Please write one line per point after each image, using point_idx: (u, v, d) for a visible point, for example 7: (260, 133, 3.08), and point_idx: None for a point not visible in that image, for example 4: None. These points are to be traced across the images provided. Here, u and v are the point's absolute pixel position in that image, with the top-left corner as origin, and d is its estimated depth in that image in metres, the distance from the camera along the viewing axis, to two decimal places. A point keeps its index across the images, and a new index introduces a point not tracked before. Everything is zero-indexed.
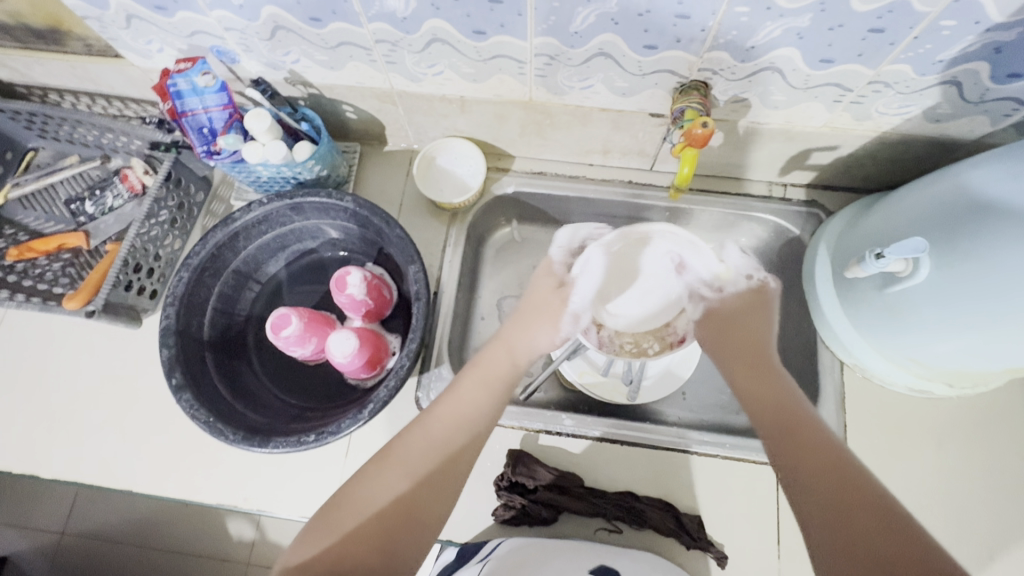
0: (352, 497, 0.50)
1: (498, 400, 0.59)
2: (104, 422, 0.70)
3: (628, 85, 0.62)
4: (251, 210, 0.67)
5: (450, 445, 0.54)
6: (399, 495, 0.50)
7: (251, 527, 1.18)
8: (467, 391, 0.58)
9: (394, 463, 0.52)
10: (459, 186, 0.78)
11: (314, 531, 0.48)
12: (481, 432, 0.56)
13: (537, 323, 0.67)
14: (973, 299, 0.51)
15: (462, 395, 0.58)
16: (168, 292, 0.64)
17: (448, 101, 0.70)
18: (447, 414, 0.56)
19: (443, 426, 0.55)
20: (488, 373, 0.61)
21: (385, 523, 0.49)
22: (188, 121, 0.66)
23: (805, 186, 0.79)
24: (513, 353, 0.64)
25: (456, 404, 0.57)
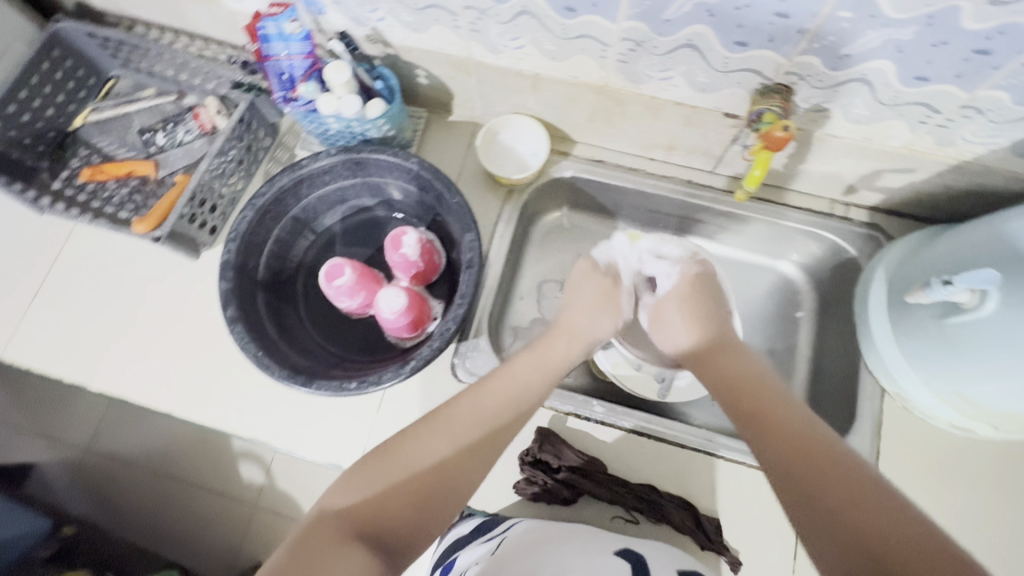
0: (400, 451, 0.52)
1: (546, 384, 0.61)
2: (154, 345, 0.73)
3: (709, 80, 0.61)
4: (318, 159, 0.69)
5: (499, 418, 0.56)
6: (442, 457, 0.52)
7: (261, 471, 1.20)
8: (521, 372, 0.60)
9: (440, 426, 0.54)
10: (519, 164, 0.79)
11: (361, 477, 0.50)
12: (527, 412, 0.58)
13: (601, 311, 0.72)
14: None
15: (517, 374, 0.60)
16: (231, 229, 0.66)
17: (523, 77, 0.70)
18: (500, 391, 0.58)
19: (493, 401, 0.57)
20: (543, 359, 0.63)
21: (426, 479, 0.50)
22: (271, 65, 0.68)
23: (869, 208, 0.77)
24: (573, 336, 0.68)
25: (512, 384, 0.59)
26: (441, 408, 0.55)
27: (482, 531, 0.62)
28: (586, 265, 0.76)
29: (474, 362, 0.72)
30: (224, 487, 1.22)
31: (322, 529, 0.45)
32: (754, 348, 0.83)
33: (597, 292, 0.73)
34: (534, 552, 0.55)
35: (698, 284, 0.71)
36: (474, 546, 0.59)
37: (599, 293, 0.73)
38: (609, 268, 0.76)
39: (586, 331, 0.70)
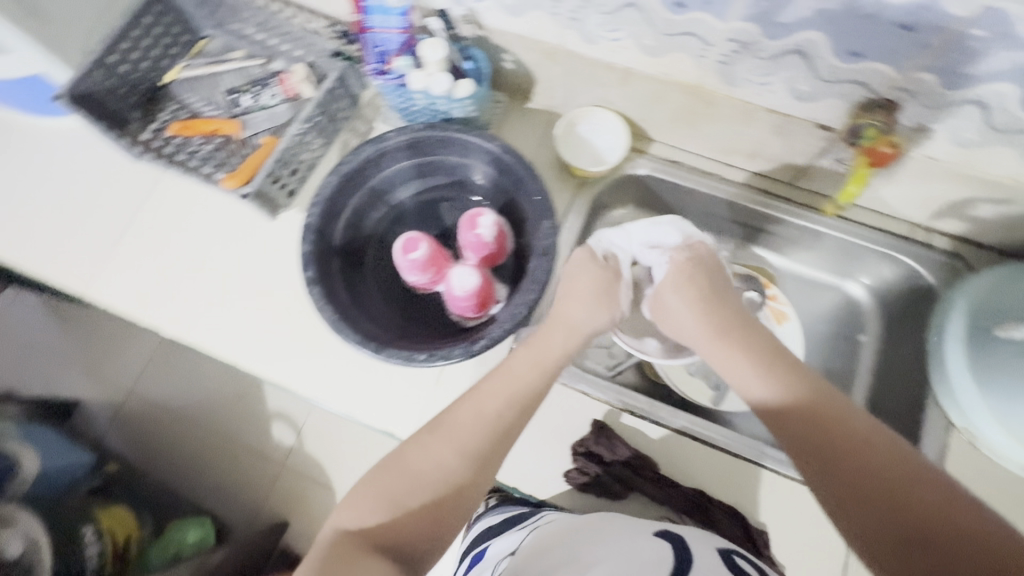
0: (404, 464, 0.50)
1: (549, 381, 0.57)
2: (227, 298, 0.76)
3: (810, 90, 0.60)
4: (404, 133, 0.70)
5: (498, 419, 0.53)
6: (449, 468, 0.50)
7: (292, 435, 1.25)
8: (518, 368, 0.57)
9: (441, 436, 0.52)
10: (595, 157, 0.79)
11: (366, 493, 0.49)
12: (529, 406, 0.55)
13: (596, 304, 0.64)
14: None
15: (513, 369, 0.57)
16: (317, 193, 0.68)
17: (613, 70, 0.70)
18: (499, 391, 0.55)
19: (494, 402, 0.54)
20: (540, 353, 0.59)
21: (438, 488, 0.49)
22: (368, 37, 0.69)
23: (951, 236, 0.75)
24: (572, 332, 0.62)
25: (513, 381, 0.56)
26: (441, 415, 0.53)
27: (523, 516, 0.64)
28: (581, 252, 0.68)
29: None
30: (254, 444, 1.26)
31: (350, 549, 0.45)
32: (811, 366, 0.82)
33: (593, 285, 0.65)
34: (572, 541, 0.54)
35: (690, 283, 0.63)
36: (516, 530, 0.60)
37: (598, 288, 0.65)
38: (607, 260, 0.68)
39: (574, 319, 0.63)
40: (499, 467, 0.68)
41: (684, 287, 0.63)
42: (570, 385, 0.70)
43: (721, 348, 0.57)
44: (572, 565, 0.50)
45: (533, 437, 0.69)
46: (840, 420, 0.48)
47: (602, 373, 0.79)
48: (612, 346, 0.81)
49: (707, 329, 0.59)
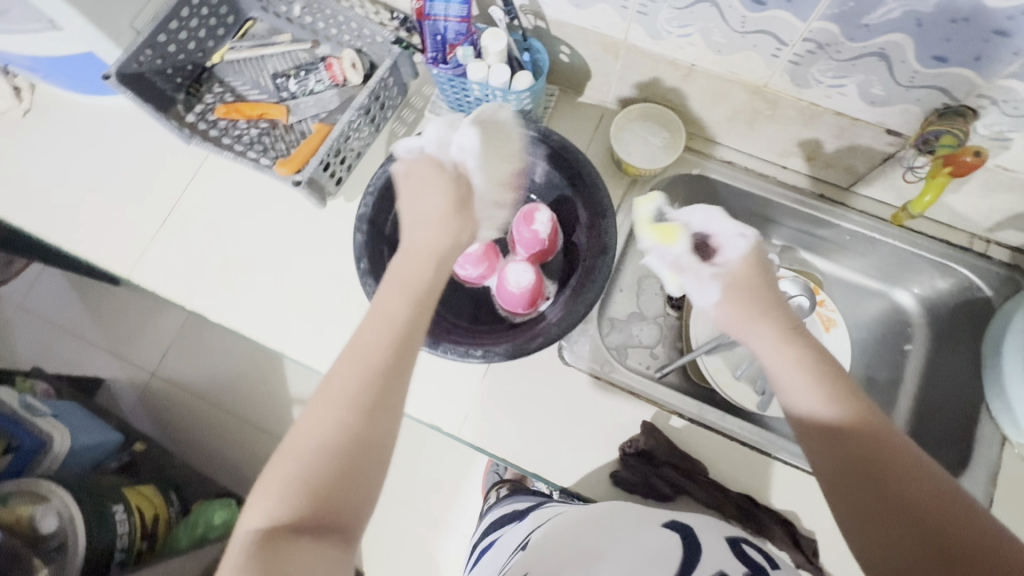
0: (298, 441, 0.44)
1: (418, 305, 0.52)
2: (274, 286, 0.75)
3: (885, 94, 0.59)
4: (461, 123, 0.69)
5: (377, 359, 0.47)
6: (341, 426, 0.44)
7: None
8: (390, 307, 0.51)
9: (332, 400, 0.46)
10: (650, 155, 0.76)
11: (273, 485, 0.42)
12: (412, 334, 0.50)
13: (451, 217, 0.58)
14: None
15: (385, 307, 0.51)
16: (370, 182, 0.67)
17: (675, 66, 0.69)
18: (378, 334, 0.49)
19: (365, 347, 0.48)
20: (407, 282, 0.53)
21: (337, 448, 0.44)
22: (427, 25, 0.68)
23: (1011, 247, 0.74)
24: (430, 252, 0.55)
25: (382, 319, 0.50)
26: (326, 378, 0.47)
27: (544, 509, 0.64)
28: (425, 165, 0.61)
29: (582, 347, 0.72)
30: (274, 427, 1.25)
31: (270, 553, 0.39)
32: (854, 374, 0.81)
33: (442, 195, 0.58)
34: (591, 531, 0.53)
35: (762, 273, 0.54)
36: (535, 524, 0.60)
37: (446, 199, 0.58)
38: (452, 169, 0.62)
39: (434, 250, 0.55)
40: (545, 466, 0.68)
41: (745, 279, 0.53)
42: (619, 387, 0.70)
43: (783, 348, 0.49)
44: (579, 561, 0.48)
45: (580, 436, 0.69)
46: (886, 446, 0.43)
47: (647, 373, 0.81)
48: (654, 346, 0.84)
49: (775, 327, 0.50)
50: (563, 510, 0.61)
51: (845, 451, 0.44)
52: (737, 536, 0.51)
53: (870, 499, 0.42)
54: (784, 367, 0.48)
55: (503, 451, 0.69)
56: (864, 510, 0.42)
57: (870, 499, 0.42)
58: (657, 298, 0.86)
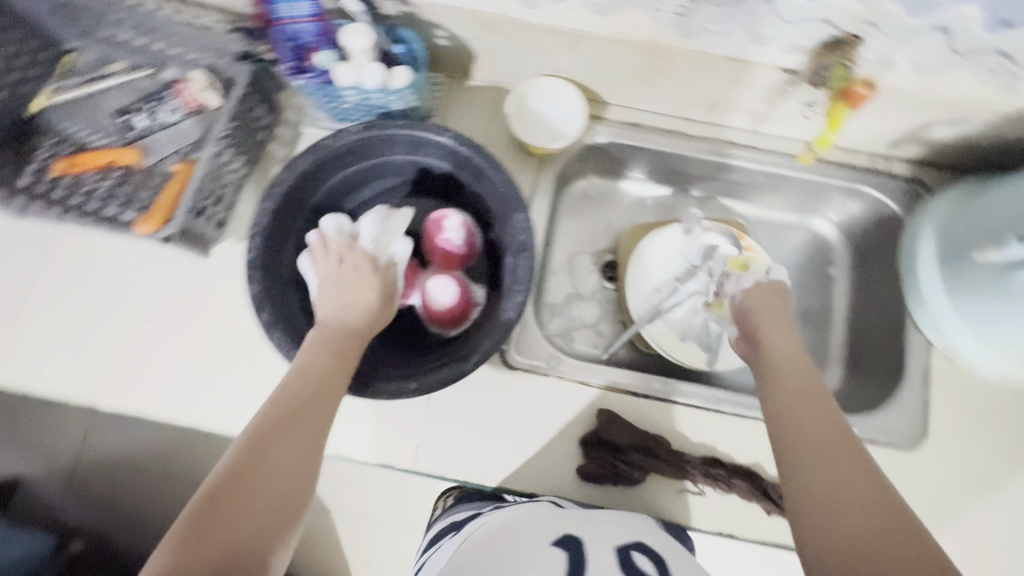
0: (214, 488, 0.45)
1: (342, 364, 0.54)
2: (175, 356, 0.67)
3: (772, 33, 0.57)
4: (342, 138, 0.61)
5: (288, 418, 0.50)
6: (258, 476, 0.46)
7: None
8: (314, 362, 0.54)
9: (253, 450, 0.47)
10: (553, 133, 0.73)
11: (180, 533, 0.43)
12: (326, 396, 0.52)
13: (360, 290, 0.59)
14: None
15: (302, 365, 0.53)
16: (253, 222, 0.59)
17: (560, 35, 0.64)
18: (302, 389, 0.51)
19: (279, 405, 0.50)
20: (327, 341, 0.55)
21: (229, 496, 0.45)
22: (277, 31, 0.60)
23: (910, 161, 0.75)
24: (345, 325, 0.57)
25: (299, 375, 0.52)
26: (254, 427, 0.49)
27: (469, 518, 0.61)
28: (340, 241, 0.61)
29: (526, 345, 0.70)
30: None
31: None
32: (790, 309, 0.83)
33: (353, 270, 0.60)
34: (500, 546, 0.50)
35: (776, 296, 0.65)
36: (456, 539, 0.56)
37: (353, 275, 0.60)
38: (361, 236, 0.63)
39: (352, 321, 0.57)
40: (512, 479, 0.65)
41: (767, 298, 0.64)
42: (569, 380, 0.69)
43: (776, 333, 0.61)
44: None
45: (541, 439, 0.67)
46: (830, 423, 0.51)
47: (596, 356, 0.80)
48: (598, 325, 0.82)
49: (785, 325, 0.62)
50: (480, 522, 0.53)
51: (804, 427, 0.51)
52: (625, 542, 0.49)
53: (814, 460, 0.49)
54: (787, 351, 0.59)
55: (467, 474, 0.66)
56: (810, 470, 0.48)
57: (815, 466, 0.48)
58: (592, 275, 0.84)
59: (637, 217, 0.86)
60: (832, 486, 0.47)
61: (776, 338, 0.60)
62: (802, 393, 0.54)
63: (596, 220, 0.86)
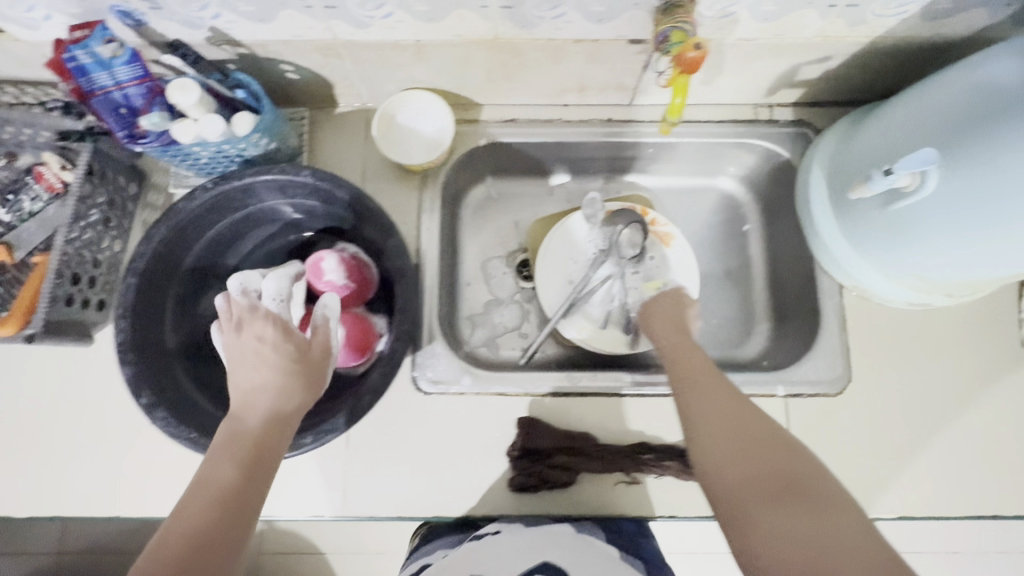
0: None
1: (253, 466, 0.46)
2: (86, 445, 0.65)
3: (605, 8, 0.55)
4: (195, 198, 0.59)
5: (192, 550, 0.40)
6: None
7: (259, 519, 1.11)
8: (216, 471, 0.45)
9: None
10: (427, 146, 0.71)
11: None
12: (235, 518, 0.43)
13: (270, 372, 0.51)
14: (973, 202, 0.50)
15: (205, 478, 0.44)
16: (116, 303, 0.56)
17: (402, 48, 0.62)
18: (207, 506, 0.42)
19: (182, 540, 0.41)
20: (235, 444, 0.46)
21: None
22: (100, 101, 0.56)
23: (792, 105, 0.74)
24: (258, 418, 0.49)
25: (202, 494, 0.43)
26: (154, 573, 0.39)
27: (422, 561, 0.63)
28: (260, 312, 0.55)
29: (436, 370, 0.67)
30: None
31: None
32: (710, 273, 0.82)
33: (264, 351, 0.52)
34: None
35: (678, 314, 0.66)
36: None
37: (265, 357, 0.51)
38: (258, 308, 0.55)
39: (264, 406, 0.49)
40: (444, 505, 0.64)
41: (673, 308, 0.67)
42: (486, 393, 0.67)
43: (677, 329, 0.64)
44: None
45: (468, 459, 0.65)
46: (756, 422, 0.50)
47: (517, 360, 0.78)
48: (521, 327, 0.80)
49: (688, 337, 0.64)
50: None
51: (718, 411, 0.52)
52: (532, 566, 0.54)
53: (752, 466, 0.47)
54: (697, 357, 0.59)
55: (399, 510, 0.64)
56: (727, 450, 0.49)
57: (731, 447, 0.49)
58: (507, 277, 0.82)
59: (543, 210, 0.84)
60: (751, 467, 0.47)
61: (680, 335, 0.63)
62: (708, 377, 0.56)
63: (503, 221, 0.83)
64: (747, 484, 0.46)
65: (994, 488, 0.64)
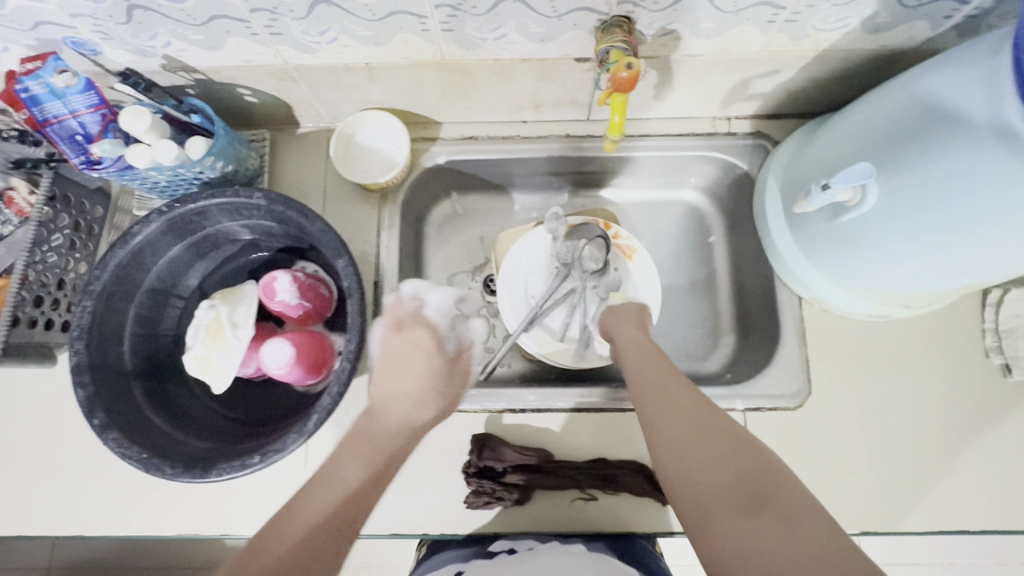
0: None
1: (377, 465, 0.55)
2: (51, 462, 0.66)
3: (545, 29, 0.56)
4: (150, 221, 0.60)
5: (318, 529, 0.47)
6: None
7: None
8: (345, 467, 0.53)
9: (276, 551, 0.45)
10: (385, 164, 0.72)
11: None
12: (351, 516, 0.50)
13: (407, 374, 0.65)
14: (914, 209, 0.50)
15: (334, 468, 0.53)
16: (72, 326, 0.58)
17: (353, 70, 0.63)
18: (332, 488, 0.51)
19: (301, 525, 0.47)
20: (367, 445, 0.57)
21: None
22: (55, 130, 0.58)
23: (750, 117, 0.74)
24: (386, 424, 0.60)
25: (330, 490, 0.51)
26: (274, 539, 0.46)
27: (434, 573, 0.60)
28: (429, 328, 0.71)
29: None
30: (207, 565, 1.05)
31: None
32: (675, 285, 0.82)
33: (419, 355, 0.67)
34: None
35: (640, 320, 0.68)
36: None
37: (410, 356, 0.67)
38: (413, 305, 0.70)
39: (396, 409, 0.62)
40: (399, 523, 0.64)
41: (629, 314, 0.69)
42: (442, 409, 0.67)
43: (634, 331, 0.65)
44: None
45: (425, 475, 0.66)
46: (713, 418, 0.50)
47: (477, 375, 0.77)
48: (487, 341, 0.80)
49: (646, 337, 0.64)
50: None
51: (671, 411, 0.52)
52: None
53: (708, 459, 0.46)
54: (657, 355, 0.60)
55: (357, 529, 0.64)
56: (687, 451, 0.48)
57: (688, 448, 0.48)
58: (473, 292, 0.81)
59: (508, 224, 0.84)
60: (712, 463, 0.46)
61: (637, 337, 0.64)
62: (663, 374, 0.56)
63: (468, 237, 0.83)
64: (704, 482, 0.45)
65: (954, 503, 0.63)
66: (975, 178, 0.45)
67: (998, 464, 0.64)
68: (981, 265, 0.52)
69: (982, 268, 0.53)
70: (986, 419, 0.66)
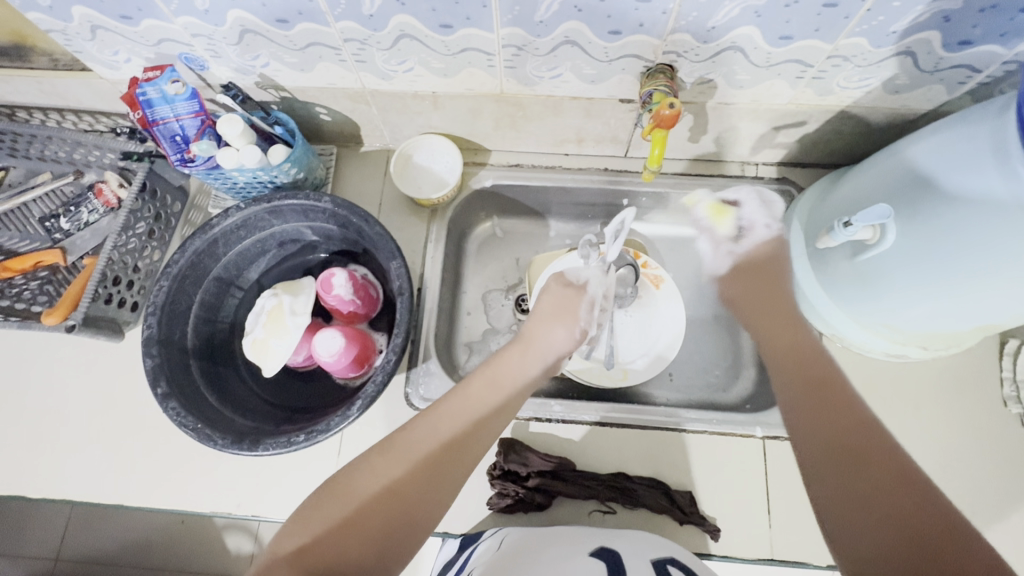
0: (352, 482, 0.47)
1: (509, 398, 0.56)
2: (104, 431, 0.71)
3: (596, 71, 0.63)
4: (229, 216, 0.67)
5: (437, 448, 0.50)
6: (389, 482, 0.47)
7: (251, 540, 1.02)
8: (472, 390, 0.55)
9: (393, 451, 0.49)
10: (437, 183, 0.79)
11: (310, 538, 0.44)
12: (442, 479, 0.49)
13: (557, 322, 0.66)
14: (928, 249, 0.54)
15: (472, 392, 0.55)
16: (148, 302, 0.63)
17: (420, 97, 0.71)
18: (457, 408, 0.53)
19: (410, 456, 0.49)
20: (502, 377, 0.57)
21: None
22: (159, 130, 0.66)
23: (775, 164, 0.80)
24: (528, 348, 0.62)
25: (457, 411, 0.53)
26: (394, 437, 0.50)
27: (456, 555, 0.61)
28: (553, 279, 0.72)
29: (428, 388, 0.72)
30: (212, 567, 1.01)
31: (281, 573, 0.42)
32: (700, 316, 0.83)
33: (556, 303, 0.68)
34: (520, 558, 0.53)
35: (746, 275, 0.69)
36: (469, 557, 0.58)
37: (559, 304, 0.68)
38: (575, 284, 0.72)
39: (535, 346, 0.63)
40: None
41: (753, 263, 0.70)
42: None
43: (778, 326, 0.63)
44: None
45: None
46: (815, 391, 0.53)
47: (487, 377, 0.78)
48: None
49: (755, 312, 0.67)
50: (490, 547, 0.57)
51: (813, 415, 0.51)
52: (661, 557, 0.54)
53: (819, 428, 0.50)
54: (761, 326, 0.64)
55: None
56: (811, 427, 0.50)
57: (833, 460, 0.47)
58: (506, 309, 0.85)
59: (542, 249, 0.89)
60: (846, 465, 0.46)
61: (780, 311, 0.64)
62: (807, 353, 0.58)
63: (503, 258, 0.88)
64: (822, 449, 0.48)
65: None
66: (966, 231, 0.50)
67: (1015, 513, 0.65)
68: (995, 305, 0.55)
69: (988, 311, 0.56)
70: (1006, 467, 0.66)
